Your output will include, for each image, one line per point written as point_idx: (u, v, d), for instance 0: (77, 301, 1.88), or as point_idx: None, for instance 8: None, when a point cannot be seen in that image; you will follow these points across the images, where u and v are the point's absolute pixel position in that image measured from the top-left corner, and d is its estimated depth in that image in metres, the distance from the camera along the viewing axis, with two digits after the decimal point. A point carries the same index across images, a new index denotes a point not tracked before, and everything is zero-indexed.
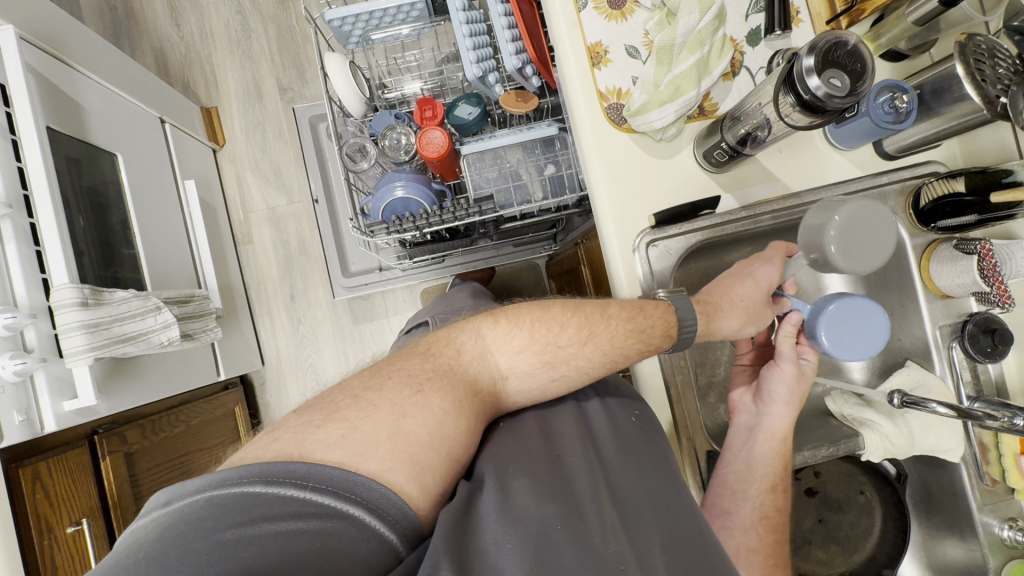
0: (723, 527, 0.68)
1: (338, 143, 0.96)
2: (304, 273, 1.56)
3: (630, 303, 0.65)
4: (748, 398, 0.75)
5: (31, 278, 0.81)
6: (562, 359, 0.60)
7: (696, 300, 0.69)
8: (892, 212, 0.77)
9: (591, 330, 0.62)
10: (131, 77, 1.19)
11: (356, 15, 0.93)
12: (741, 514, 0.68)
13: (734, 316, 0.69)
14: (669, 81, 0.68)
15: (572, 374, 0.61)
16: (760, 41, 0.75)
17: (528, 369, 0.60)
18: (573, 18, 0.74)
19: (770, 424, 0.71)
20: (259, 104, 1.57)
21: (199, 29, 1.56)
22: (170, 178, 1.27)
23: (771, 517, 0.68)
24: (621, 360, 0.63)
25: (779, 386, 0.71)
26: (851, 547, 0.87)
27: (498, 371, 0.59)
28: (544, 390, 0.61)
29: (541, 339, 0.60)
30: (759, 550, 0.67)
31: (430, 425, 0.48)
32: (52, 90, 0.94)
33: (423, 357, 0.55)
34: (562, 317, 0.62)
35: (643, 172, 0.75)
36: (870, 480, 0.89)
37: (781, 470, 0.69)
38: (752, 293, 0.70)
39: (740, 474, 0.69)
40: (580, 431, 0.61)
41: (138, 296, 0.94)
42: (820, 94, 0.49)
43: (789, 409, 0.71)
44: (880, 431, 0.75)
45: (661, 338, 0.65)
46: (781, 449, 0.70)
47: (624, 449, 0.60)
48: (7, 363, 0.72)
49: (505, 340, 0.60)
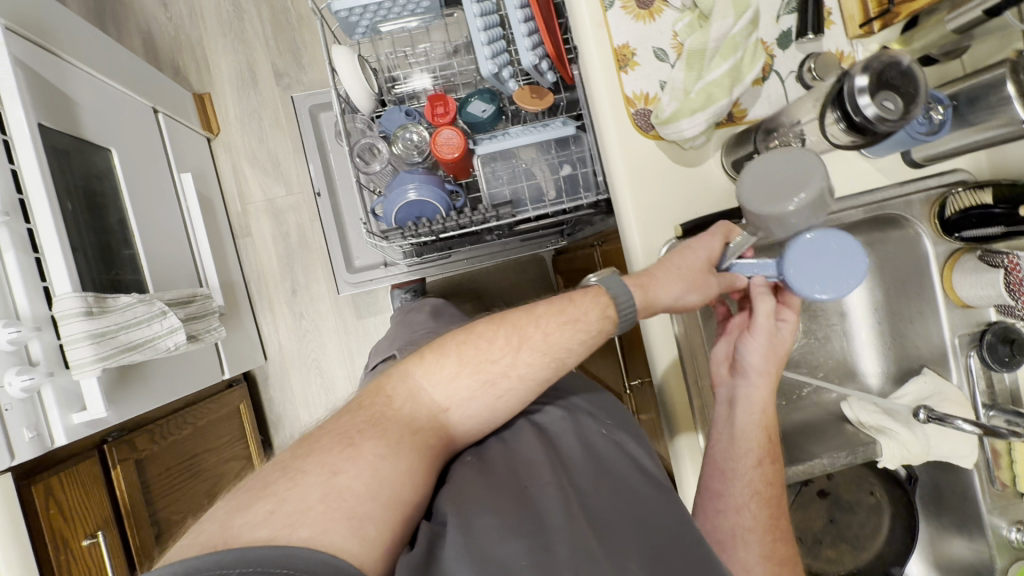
0: (720, 511, 0.67)
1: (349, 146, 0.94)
2: (306, 267, 1.52)
3: (558, 299, 0.65)
4: (723, 370, 0.71)
5: (32, 288, 0.77)
6: (498, 374, 0.60)
7: (630, 280, 0.65)
8: (916, 220, 0.77)
9: (521, 338, 0.61)
10: (121, 65, 1.13)
11: (364, 6, 0.88)
12: (732, 494, 0.66)
13: (670, 283, 0.64)
14: (701, 87, 0.66)
15: (518, 387, 0.60)
16: (791, 44, 0.72)
17: (467, 395, 0.59)
18: (599, 18, 0.71)
19: (745, 395, 0.67)
20: (255, 90, 1.50)
21: (188, 9, 1.49)
22: (166, 171, 1.22)
23: (763, 492, 0.65)
24: (565, 354, 0.61)
25: (755, 357, 0.67)
26: (860, 546, 0.89)
27: (434, 405, 0.58)
28: (493, 412, 0.61)
29: (470, 362, 0.59)
30: (756, 528, 0.65)
31: (372, 473, 0.49)
32: (42, 84, 0.88)
33: (355, 410, 0.55)
34: (488, 332, 0.61)
35: (669, 181, 0.72)
36: (881, 482, 0.90)
37: (765, 438, 0.66)
38: (696, 263, 0.64)
39: (727, 453, 0.67)
40: (550, 457, 0.61)
41: (143, 301, 0.91)
42: (869, 114, 0.47)
43: (766, 378, 0.67)
44: (897, 439, 0.76)
45: (598, 321, 0.63)
46: (763, 419, 0.67)
47: (593, 467, 0.61)
48: (15, 379, 0.70)
49: (434, 372, 0.59)
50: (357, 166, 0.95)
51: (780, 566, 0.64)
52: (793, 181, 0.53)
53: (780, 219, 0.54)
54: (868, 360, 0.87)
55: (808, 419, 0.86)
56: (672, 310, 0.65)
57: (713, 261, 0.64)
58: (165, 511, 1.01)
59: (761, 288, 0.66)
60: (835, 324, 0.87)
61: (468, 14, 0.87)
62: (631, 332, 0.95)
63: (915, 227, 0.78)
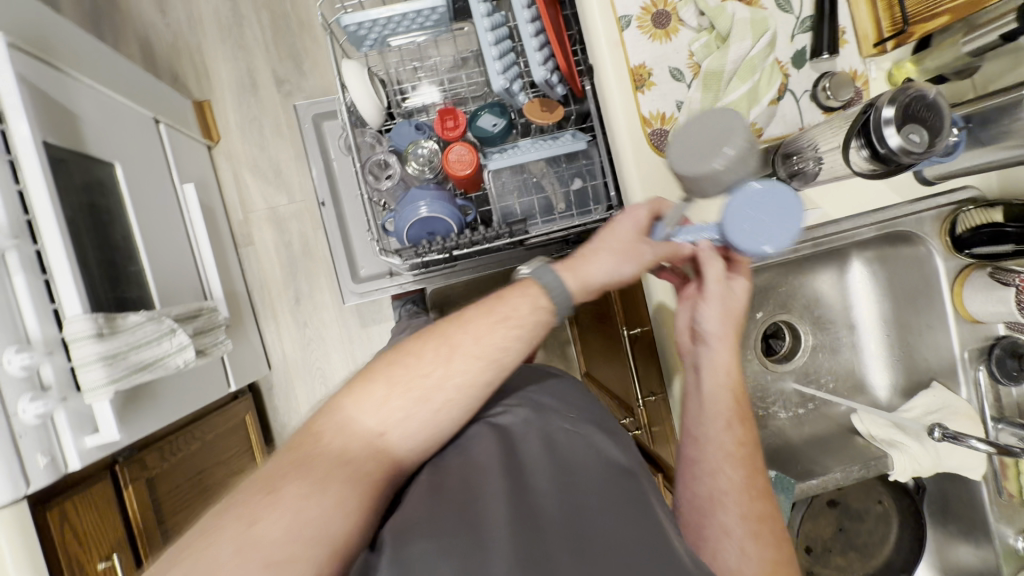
0: (697, 477, 0.61)
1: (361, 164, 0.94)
2: (309, 275, 1.51)
3: (487, 300, 0.60)
4: (688, 342, 0.72)
5: (42, 311, 0.76)
6: (432, 388, 0.54)
7: (557, 265, 0.63)
8: (927, 236, 0.78)
9: (453, 344, 0.56)
10: (121, 76, 1.11)
11: (373, 21, 0.88)
12: (708, 458, 0.61)
13: (602, 259, 0.63)
14: (720, 109, 0.67)
15: (456, 397, 0.55)
16: (805, 63, 0.73)
17: (403, 414, 0.53)
18: (616, 38, 0.71)
19: (710, 358, 0.67)
20: (255, 97, 1.49)
21: (186, 16, 1.46)
22: (169, 183, 1.20)
23: (737, 453, 0.61)
24: (502, 354, 0.57)
25: (711, 322, 0.67)
26: (869, 554, 0.91)
27: (369, 432, 0.52)
28: (438, 425, 0.55)
29: (400, 381, 0.54)
30: (733, 491, 0.59)
31: (296, 519, 0.45)
32: (46, 100, 0.87)
33: (280, 458, 0.50)
34: (417, 346, 0.56)
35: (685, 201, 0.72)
36: (889, 492, 0.91)
37: (737, 399, 0.64)
38: (625, 236, 0.64)
39: (698, 419, 0.65)
40: (506, 460, 0.54)
41: (151, 320, 0.91)
42: (893, 146, 0.48)
43: (728, 342, 0.67)
44: (909, 453, 0.78)
45: (530, 317, 0.59)
46: (729, 381, 0.65)
47: (554, 472, 0.53)
48: (29, 407, 0.70)
49: (363, 400, 0.53)
50: (369, 182, 0.95)
51: (770, 535, 0.57)
52: (713, 138, 0.57)
53: (712, 176, 0.58)
54: (876, 372, 0.89)
55: (818, 432, 0.88)
56: (610, 287, 0.64)
57: (643, 234, 0.65)
58: (175, 527, 1.01)
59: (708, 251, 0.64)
60: (844, 337, 0.89)
61: (478, 28, 0.86)
62: (642, 347, 0.94)
63: (926, 244, 0.79)
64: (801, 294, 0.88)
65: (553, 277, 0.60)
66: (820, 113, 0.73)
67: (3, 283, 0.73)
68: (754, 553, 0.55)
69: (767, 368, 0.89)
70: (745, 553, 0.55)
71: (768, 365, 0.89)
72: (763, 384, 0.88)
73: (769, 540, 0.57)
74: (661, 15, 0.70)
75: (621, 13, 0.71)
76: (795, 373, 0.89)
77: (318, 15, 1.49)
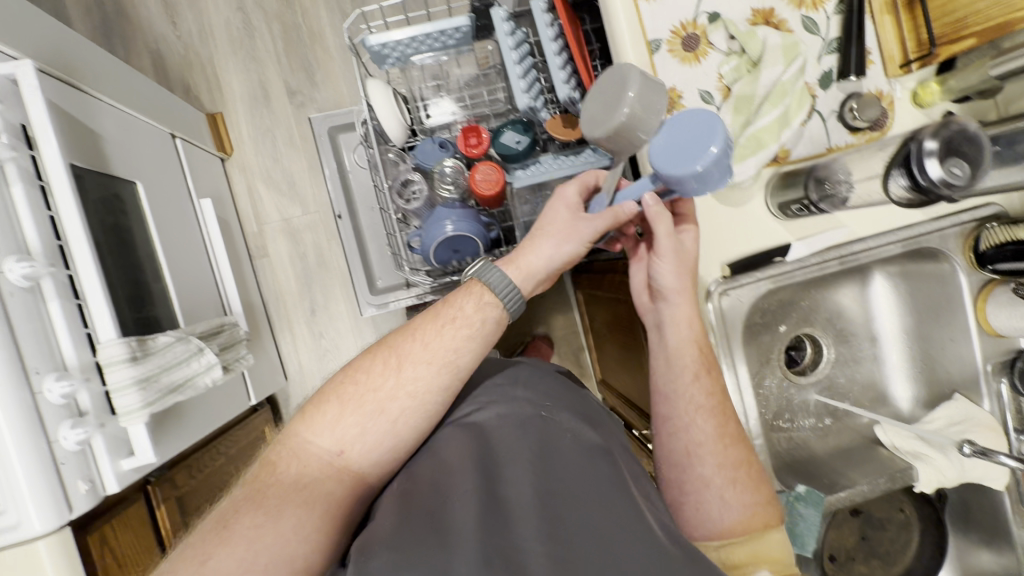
0: (673, 435, 0.74)
1: (389, 186, 0.96)
2: (324, 286, 1.52)
3: (428, 314, 0.71)
4: (645, 299, 0.76)
5: (78, 336, 0.77)
6: (385, 399, 0.66)
7: (501, 263, 0.73)
8: (951, 253, 0.79)
9: (398, 357, 0.68)
10: (140, 93, 1.11)
11: (399, 41, 0.88)
12: (679, 416, 0.73)
13: (544, 243, 0.71)
14: (751, 133, 0.69)
15: (409, 403, 0.66)
16: (831, 85, 0.73)
17: (357, 431, 0.64)
18: (646, 61, 0.71)
19: (670, 312, 0.72)
20: (268, 109, 1.48)
21: (198, 28, 1.46)
22: (187, 198, 1.20)
23: (704, 403, 0.72)
24: (451, 356, 0.68)
25: (667, 277, 0.71)
26: (891, 561, 0.93)
27: (328, 452, 0.64)
28: (394, 436, 0.66)
29: (350, 402, 0.65)
30: (708, 442, 0.72)
31: (275, 536, 0.57)
32: (71, 122, 0.86)
33: (243, 495, 0.61)
34: (365, 367, 0.68)
35: (715, 222, 0.74)
36: (910, 500, 0.93)
37: (700, 352, 0.73)
38: (562, 217, 0.71)
39: (668, 378, 0.74)
40: (469, 459, 0.63)
41: (180, 341, 0.91)
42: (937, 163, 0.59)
43: (685, 297, 0.71)
44: (933, 464, 0.79)
45: (473, 322, 0.70)
46: (693, 332, 0.72)
47: (524, 458, 0.63)
48: (70, 434, 0.71)
49: (318, 423, 0.65)
50: (397, 203, 0.96)
51: (736, 469, 0.71)
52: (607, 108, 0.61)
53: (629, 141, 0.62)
54: (899, 385, 0.90)
55: (841, 443, 0.89)
56: (555, 268, 0.72)
57: (575, 211, 0.71)
58: None
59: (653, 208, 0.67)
60: (866, 349, 0.91)
61: (503, 46, 0.87)
62: None
63: (951, 261, 0.81)
64: (823, 307, 0.90)
65: (495, 277, 0.71)
66: (847, 133, 0.74)
67: (40, 311, 0.73)
68: (733, 497, 0.70)
69: (790, 382, 0.90)
70: (724, 498, 0.70)
71: (791, 379, 0.89)
72: (787, 397, 0.89)
73: (741, 481, 0.71)
74: (690, 39, 0.71)
75: (651, 36, 0.71)
76: (818, 385, 0.91)
77: (329, 26, 1.48)
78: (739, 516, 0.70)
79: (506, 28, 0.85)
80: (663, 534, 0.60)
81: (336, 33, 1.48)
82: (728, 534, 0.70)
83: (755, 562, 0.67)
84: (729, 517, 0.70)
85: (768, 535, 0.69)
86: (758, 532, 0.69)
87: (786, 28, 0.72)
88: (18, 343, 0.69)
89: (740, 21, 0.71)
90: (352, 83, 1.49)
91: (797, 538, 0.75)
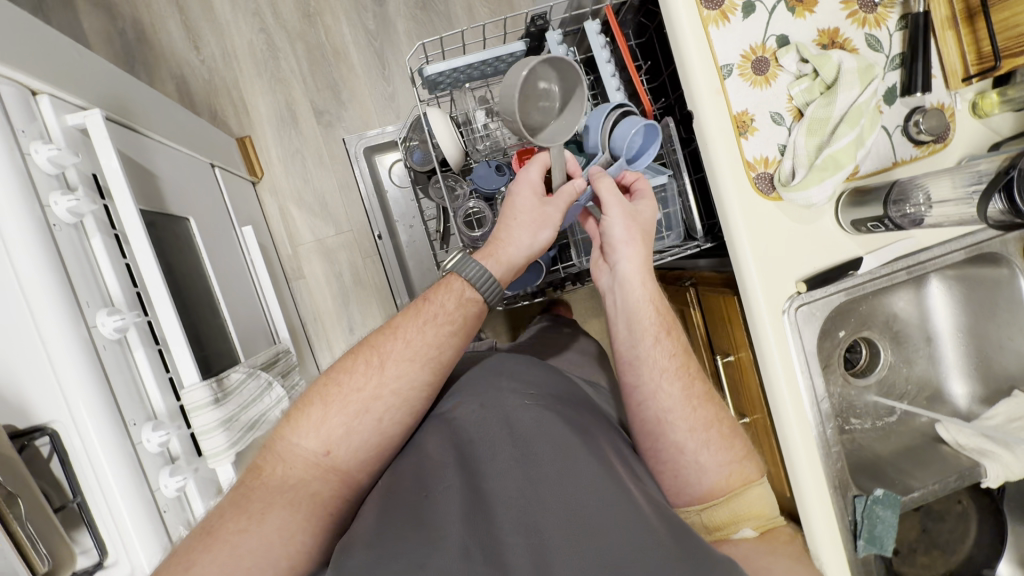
0: (642, 404, 0.69)
1: (454, 216, 0.93)
2: (362, 304, 1.51)
3: (410, 308, 0.68)
4: (602, 261, 0.76)
5: (162, 381, 0.77)
6: (368, 399, 0.62)
7: (476, 255, 0.70)
8: (1012, 257, 0.82)
9: (381, 355, 0.64)
10: (181, 124, 1.10)
11: (454, 68, 0.85)
12: (646, 382, 0.69)
13: (519, 233, 0.70)
14: (828, 155, 0.70)
15: (394, 401, 0.63)
16: (895, 99, 0.75)
17: (342, 431, 0.61)
18: (717, 85, 0.73)
19: (628, 271, 0.72)
20: (296, 130, 1.48)
21: (221, 51, 1.45)
22: (229, 225, 1.19)
23: (670, 367, 0.69)
24: (434, 353, 0.64)
25: (619, 235, 0.71)
26: (951, 550, 0.96)
27: (314, 453, 0.60)
28: (380, 434, 0.63)
29: (334, 401, 0.62)
30: (677, 408, 0.67)
31: (259, 541, 0.53)
32: (131, 165, 0.85)
33: (229, 500, 0.58)
34: (347, 366, 0.64)
35: (791, 238, 0.76)
36: (968, 491, 0.97)
37: (659, 313, 0.71)
38: (529, 203, 0.70)
39: (627, 340, 0.71)
40: (450, 455, 0.60)
41: (251, 376, 0.92)
42: None
43: (638, 254, 0.72)
44: (1001, 461, 0.80)
45: (457, 315, 0.66)
46: (649, 292, 0.71)
47: (509, 450, 0.60)
48: (169, 481, 0.72)
49: (302, 425, 0.61)
50: (465, 234, 0.95)
51: (711, 429, 0.67)
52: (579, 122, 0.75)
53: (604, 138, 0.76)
54: (955, 383, 0.94)
55: (904, 444, 0.92)
56: (530, 255, 0.71)
57: (541, 194, 0.71)
58: None
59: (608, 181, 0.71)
60: (922, 349, 0.94)
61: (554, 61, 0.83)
62: (734, 373, 0.94)
63: (1011, 264, 0.83)
64: (880, 311, 0.92)
65: (475, 270, 0.67)
66: (912, 147, 0.76)
67: (127, 359, 0.73)
68: (708, 458, 0.66)
69: (850, 385, 0.93)
70: (701, 460, 0.66)
71: (851, 382, 0.92)
72: (849, 398, 0.92)
73: (719, 444, 0.66)
74: (760, 63, 0.74)
75: (722, 62, 0.74)
76: (877, 386, 0.94)
77: (353, 44, 1.47)
78: (717, 477, 0.66)
79: (558, 46, 0.81)
80: (649, 508, 0.56)
81: (360, 51, 1.47)
82: (709, 497, 0.66)
83: (738, 522, 0.65)
84: (709, 479, 0.66)
85: (748, 492, 0.66)
86: (740, 489, 0.65)
87: (851, 47, 0.74)
88: (114, 394, 0.70)
89: (808, 44, 0.74)
90: (379, 101, 1.49)
91: (876, 539, 0.76)
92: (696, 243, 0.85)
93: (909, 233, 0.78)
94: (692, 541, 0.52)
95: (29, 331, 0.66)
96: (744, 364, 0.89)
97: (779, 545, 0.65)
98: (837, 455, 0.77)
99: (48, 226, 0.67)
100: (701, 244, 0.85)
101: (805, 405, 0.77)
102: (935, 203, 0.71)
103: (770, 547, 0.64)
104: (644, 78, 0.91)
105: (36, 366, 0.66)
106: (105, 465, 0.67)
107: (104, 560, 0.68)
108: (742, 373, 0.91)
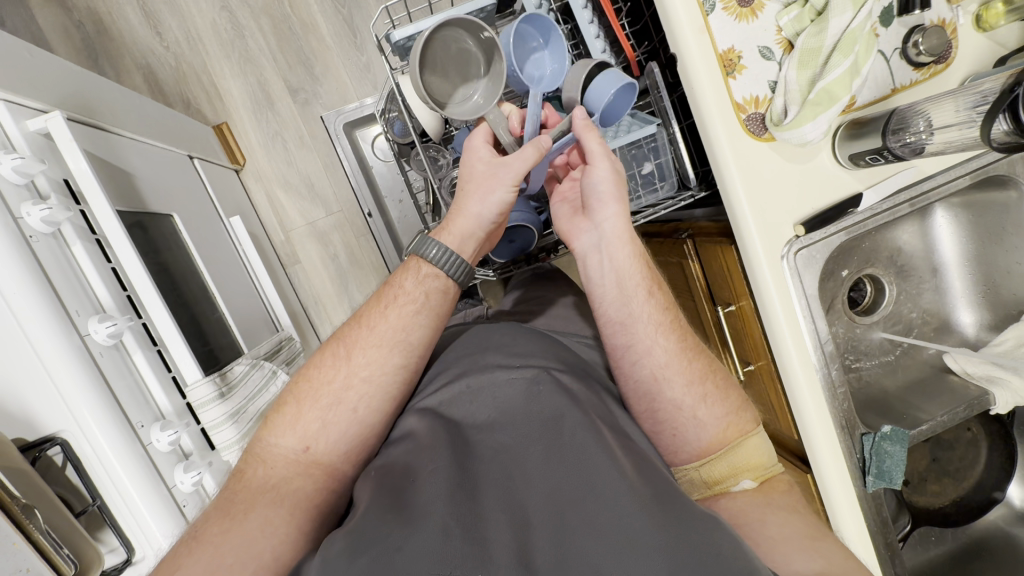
0: (636, 363, 0.68)
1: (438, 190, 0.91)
2: (361, 283, 1.50)
3: (372, 297, 0.68)
4: (577, 222, 0.73)
5: (165, 380, 0.77)
6: (340, 390, 0.62)
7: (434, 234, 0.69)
8: (1020, 177, 0.79)
9: (347, 347, 0.64)
10: (151, 117, 1.07)
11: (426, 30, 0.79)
12: (641, 340, 0.68)
13: (470, 202, 0.67)
14: (821, 88, 0.66)
15: (367, 388, 0.63)
16: (892, 21, 0.70)
17: (319, 425, 0.61)
18: (700, 23, 0.69)
19: (612, 231, 0.69)
20: (272, 111, 1.43)
21: (184, 34, 1.39)
22: (216, 217, 1.16)
23: (664, 321, 0.68)
24: (400, 335, 0.65)
25: (602, 186, 0.68)
26: (961, 477, 0.96)
27: (294, 451, 0.60)
28: (360, 423, 0.62)
29: (305, 398, 0.62)
30: (672, 364, 0.67)
31: (242, 538, 0.53)
32: (100, 166, 0.83)
33: (214, 507, 0.57)
34: (317, 362, 0.65)
35: (784, 176, 0.73)
36: (978, 419, 0.96)
37: (647, 269, 0.70)
38: (479, 169, 0.67)
39: (619, 300, 0.69)
40: (437, 432, 0.59)
41: (254, 366, 0.93)
42: None
43: (619, 209, 0.69)
44: (1010, 387, 0.79)
45: (418, 293, 0.66)
46: (634, 248, 0.70)
47: (503, 425, 0.60)
48: (184, 477, 0.73)
49: (279, 425, 0.62)
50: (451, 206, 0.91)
51: (703, 386, 0.67)
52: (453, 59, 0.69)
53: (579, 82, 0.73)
54: (963, 311, 0.93)
55: (913, 377, 0.91)
56: (482, 224, 0.68)
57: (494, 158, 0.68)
58: None
59: (581, 123, 0.67)
60: (928, 281, 0.92)
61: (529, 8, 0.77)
62: (737, 322, 0.92)
63: (1019, 186, 0.79)
64: (885, 246, 0.89)
65: (435, 250, 0.67)
66: (911, 69, 0.71)
67: (126, 364, 0.73)
68: (706, 413, 0.66)
69: (855, 323, 0.91)
70: (698, 415, 0.65)
71: (856, 320, 0.90)
72: (855, 337, 0.91)
73: (712, 398, 0.66)
74: None
75: None
76: (882, 323, 0.92)
77: (321, 13, 1.40)
78: (715, 430, 0.65)
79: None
80: (630, 467, 0.55)
81: (329, 20, 1.41)
82: (708, 452, 0.65)
83: (738, 473, 0.64)
84: (706, 435, 0.65)
85: (746, 443, 0.65)
86: (736, 441, 0.65)
87: None
88: (118, 400, 0.70)
89: None
90: (355, 72, 1.43)
91: (884, 474, 0.76)
92: (691, 192, 0.82)
93: (911, 162, 0.75)
94: (680, 505, 0.52)
95: (25, 345, 0.65)
96: (745, 312, 0.88)
97: (777, 497, 0.63)
98: (843, 395, 0.77)
99: (24, 238, 0.65)
100: (695, 193, 0.82)
101: (809, 347, 0.76)
102: (936, 128, 0.67)
103: (767, 498, 0.63)
104: (625, 22, 0.85)
105: (36, 380, 0.67)
106: (119, 470, 0.68)
107: (132, 557, 0.71)
108: (744, 322, 0.89)
